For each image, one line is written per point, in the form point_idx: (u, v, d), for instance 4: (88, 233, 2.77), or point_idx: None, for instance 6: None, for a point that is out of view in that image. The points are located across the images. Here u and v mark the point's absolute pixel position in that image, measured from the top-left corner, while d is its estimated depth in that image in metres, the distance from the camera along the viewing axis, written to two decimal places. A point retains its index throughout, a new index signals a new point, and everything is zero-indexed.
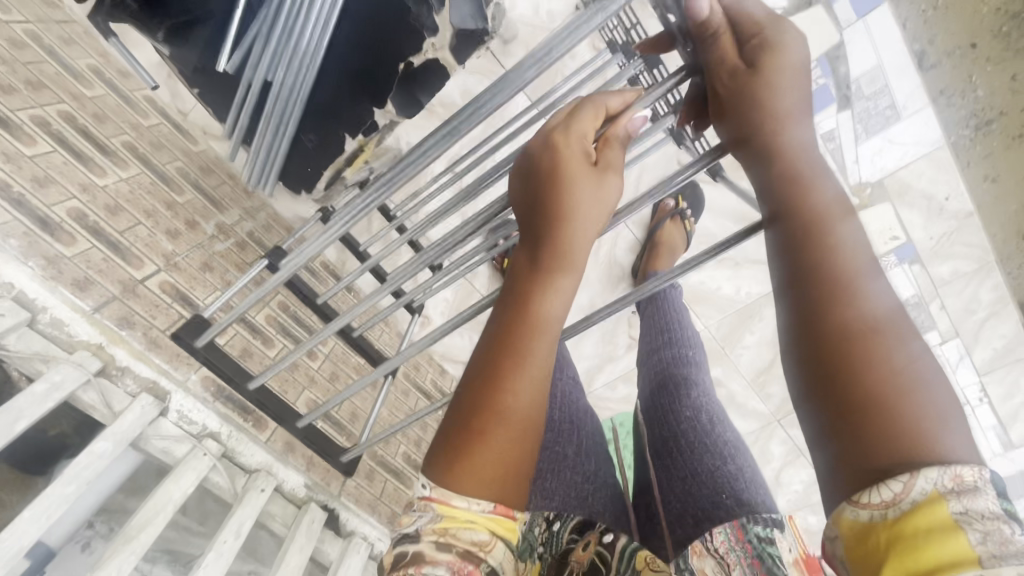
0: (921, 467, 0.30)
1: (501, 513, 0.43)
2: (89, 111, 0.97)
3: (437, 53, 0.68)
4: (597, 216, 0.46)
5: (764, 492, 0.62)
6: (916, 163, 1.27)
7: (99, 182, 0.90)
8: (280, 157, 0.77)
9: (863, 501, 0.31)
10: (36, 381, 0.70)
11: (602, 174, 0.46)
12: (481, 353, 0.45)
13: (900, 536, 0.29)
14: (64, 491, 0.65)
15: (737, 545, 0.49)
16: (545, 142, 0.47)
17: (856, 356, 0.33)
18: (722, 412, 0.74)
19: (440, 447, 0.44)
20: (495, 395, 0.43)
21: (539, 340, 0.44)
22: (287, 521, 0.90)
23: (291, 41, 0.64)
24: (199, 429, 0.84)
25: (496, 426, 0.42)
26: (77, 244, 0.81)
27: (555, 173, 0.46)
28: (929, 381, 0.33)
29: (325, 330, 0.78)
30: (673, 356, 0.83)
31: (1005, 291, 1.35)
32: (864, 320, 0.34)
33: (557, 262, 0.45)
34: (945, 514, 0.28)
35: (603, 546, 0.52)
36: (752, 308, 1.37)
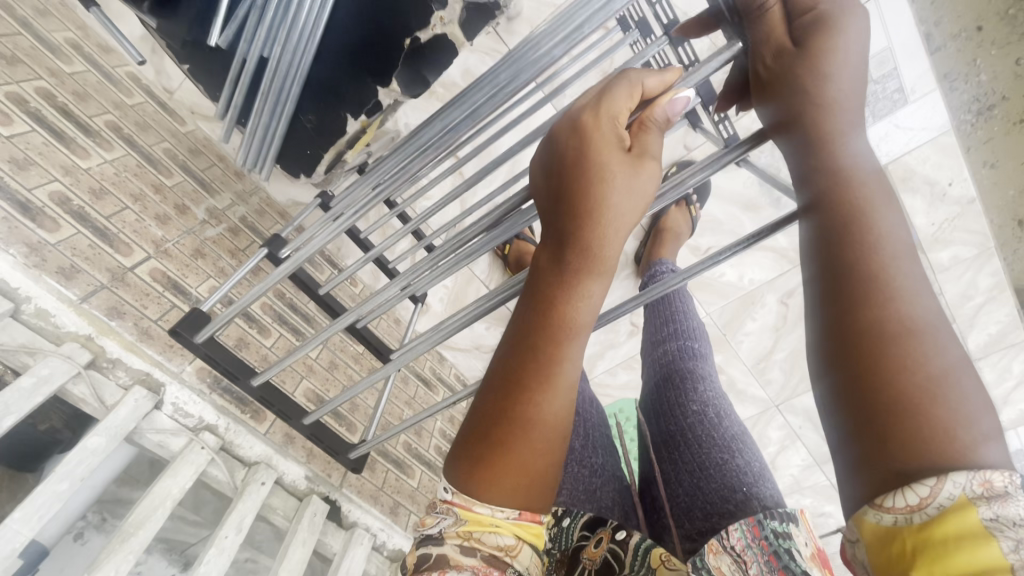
0: (950, 470, 0.27)
1: (527, 519, 0.41)
2: (69, 88, 0.92)
3: (446, 28, 0.63)
4: (632, 212, 0.43)
5: (770, 482, 0.61)
6: (920, 149, 1.24)
7: (83, 164, 0.86)
8: (277, 139, 0.72)
9: (886, 505, 0.28)
10: (22, 374, 0.66)
11: (638, 164, 0.44)
12: (505, 354, 0.44)
13: (927, 543, 0.27)
14: (57, 488, 0.63)
15: (754, 542, 0.47)
16: (575, 125, 0.45)
17: (891, 355, 0.30)
18: (730, 405, 0.72)
19: (461, 451, 0.42)
20: (524, 400, 0.41)
21: (568, 343, 0.42)
22: (288, 514, 0.88)
23: (289, 11, 0.60)
24: (195, 422, 0.81)
25: (518, 432, 0.40)
26: (61, 230, 0.77)
27: (586, 160, 0.43)
28: (968, 389, 0.29)
29: (331, 326, 0.75)
30: (678, 348, 0.82)
31: (1003, 278, 1.33)
32: (902, 319, 0.31)
33: (588, 263, 0.43)
34: (975, 520, 0.26)
35: (616, 544, 0.50)
36: (755, 294, 1.35)
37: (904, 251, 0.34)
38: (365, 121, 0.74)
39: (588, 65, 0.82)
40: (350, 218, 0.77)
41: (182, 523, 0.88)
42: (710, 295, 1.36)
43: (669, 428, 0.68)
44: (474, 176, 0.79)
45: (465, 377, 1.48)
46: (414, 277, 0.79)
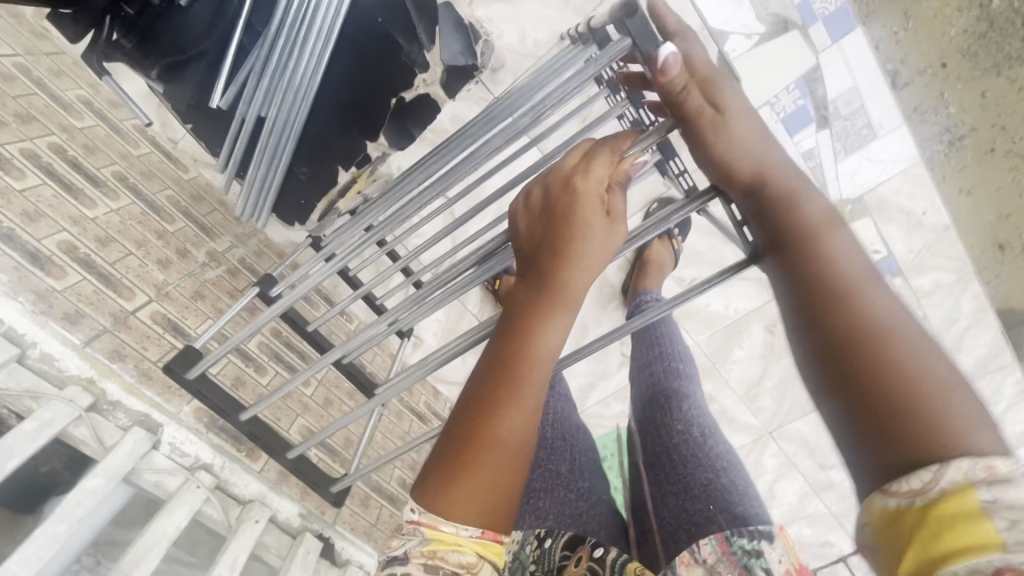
0: (950, 459, 0.30)
1: (489, 538, 0.47)
2: (79, 142, 0.97)
3: (428, 88, 0.71)
4: (598, 255, 0.48)
5: (756, 503, 0.61)
6: (892, 180, 1.30)
7: (90, 213, 0.90)
8: (274, 189, 0.76)
9: (894, 489, 0.31)
10: (25, 418, 0.69)
11: (611, 224, 0.49)
12: (476, 380, 0.46)
13: (928, 520, 0.29)
14: (55, 530, 0.64)
15: (724, 556, 0.50)
16: (567, 181, 0.50)
17: (874, 345, 0.34)
18: (714, 426, 0.74)
19: (432, 473, 0.45)
20: (492, 422, 0.44)
21: (537, 372, 0.46)
22: (282, 552, 0.89)
23: (284, 77, 0.65)
24: (191, 461, 0.83)
25: (488, 455, 0.43)
26: (67, 277, 0.81)
27: (570, 213, 0.48)
28: (947, 379, 0.33)
29: (323, 359, 0.78)
30: (665, 369, 0.83)
31: (983, 300, 1.36)
32: (873, 314, 0.36)
33: (558, 298, 0.46)
34: (973, 501, 0.28)
35: (594, 561, 0.51)
36: (741, 323, 1.39)
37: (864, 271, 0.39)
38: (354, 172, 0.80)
39: (567, 115, 0.87)
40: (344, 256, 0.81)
41: (176, 564, 0.88)
42: (697, 325, 1.39)
43: (656, 450, 0.69)
44: (466, 215, 0.82)
45: None
46: (404, 314, 0.82)
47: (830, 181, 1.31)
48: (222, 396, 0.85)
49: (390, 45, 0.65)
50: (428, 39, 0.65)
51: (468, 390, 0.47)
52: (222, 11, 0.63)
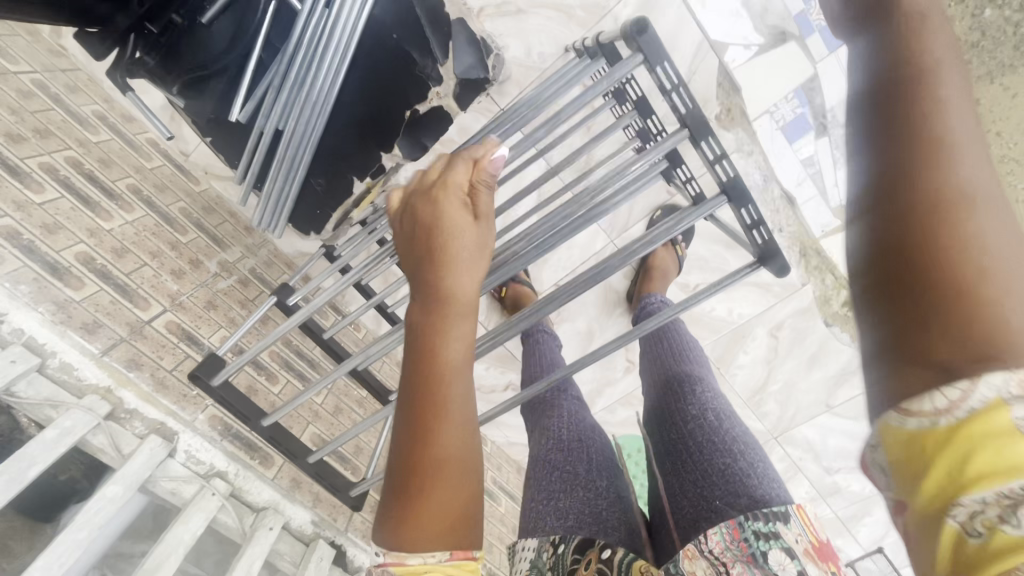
0: (986, 374, 0.25)
1: (460, 557, 0.46)
2: (95, 156, 0.99)
3: (441, 100, 0.74)
4: (473, 262, 0.52)
5: (778, 483, 0.58)
6: None
7: (106, 226, 0.92)
8: (291, 201, 0.76)
9: (912, 409, 0.27)
10: (46, 427, 0.70)
11: (478, 226, 0.53)
12: (401, 412, 0.49)
13: (953, 440, 0.26)
14: (77, 536, 0.65)
15: (732, 545, 0.49)
16: (429, 193, 0.55)
17: (945, 258, 0.28)
18: (731, 408, 0.71)
19: (388, 523, 0.47)
20: (423, 447, 0.47)
21: (451, 382, 0.48)
22: (295, 560, 0.87)
23: (302, 91, 0.67)
24: (207, 469, 0.84)
25: (430, 474, 0.46)
26: (85, 287, 0.83)
27: (439, 224, 0.53)
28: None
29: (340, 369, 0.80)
30: (676, 360, 0.81)
31: None
32: (961, 228, 0.28)
33: (449, 310, 0.50)
34: (1006, 419, 0.24)
35: (603, 563, 0.52)
36: (745, 329, 1.39)
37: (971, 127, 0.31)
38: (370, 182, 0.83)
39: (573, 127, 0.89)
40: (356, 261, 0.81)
41: None
42: (701, 331, 1.40)
43: (670, 439, 0.67)
44: None
45: None
46: None
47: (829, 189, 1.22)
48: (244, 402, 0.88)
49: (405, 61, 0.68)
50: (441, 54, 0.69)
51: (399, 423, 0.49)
52: (243, 30, 0.66)
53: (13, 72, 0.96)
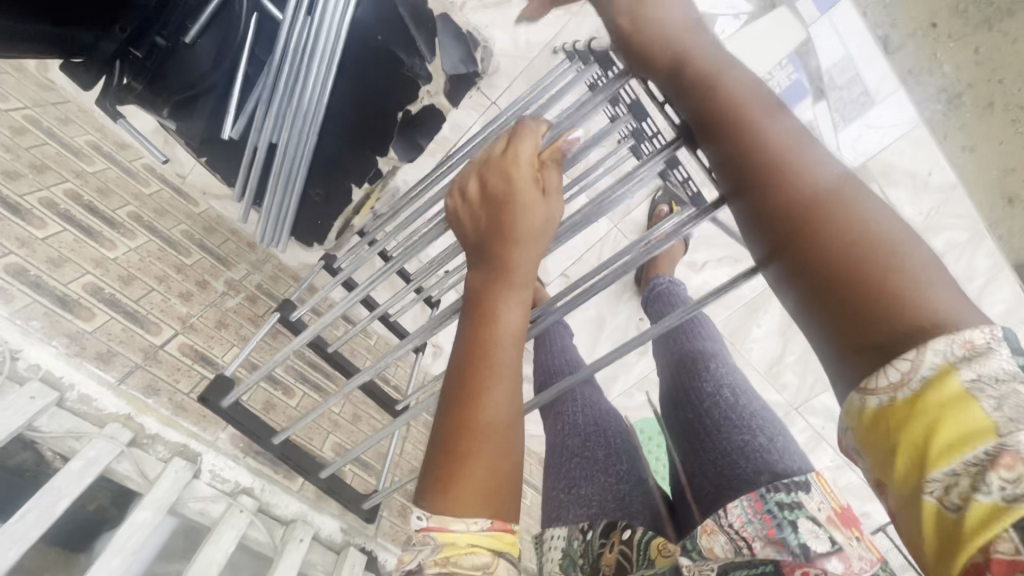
0: (930, 341, 0.28)
1: (499, 528, 0.46)
2: (92, 186, 0.99)
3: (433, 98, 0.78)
4: (538, 234, 0.51)
5: (800, 456, 0.56)
6: (897, 144, 1.27)
7: (110, 255, 0.93)
8: (291, 214, 0.75)
9: (870, 387, 0.29)
10: (71, 458, 0.71)
11: (546, 199, 0.52)
12: (451, 375, 0.49)
13: (915, 413, 0.27)
14: (110, 563, 0.66)
15: (755, 517, 0.46)
16: (498, 163, 0.54)
17: (819, 222, 0.33)
18: (748, 386, 0.69)
19: (428, 484, 0.47)
20: (472, 411, 0.46)
21: (500, 356, 0.48)
22: (328, 568, 0.89)
23: (291, 105, 0.66)
24: (232, 487, 0.85)
25: (478, 444, 0.46)
26: (95, 318, 0.83)
27: (506, 195, 0.52)
28: (915, 252, 0.31)
29: (348, 385, 0.78)
30: (687, 338, 0.79)
31: (999, 257, 1.33)
32: (818, 194, 0.34)
33: (503, 282, 0.50)
34: (956, 384, 0.26)
35: (625, 544, 0.53)
36: (760, 299, 1.38)
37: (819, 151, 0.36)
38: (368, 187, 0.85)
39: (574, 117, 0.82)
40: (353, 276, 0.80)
41: None
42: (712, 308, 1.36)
43: (687, 419, 0.65)
44: None
45: None
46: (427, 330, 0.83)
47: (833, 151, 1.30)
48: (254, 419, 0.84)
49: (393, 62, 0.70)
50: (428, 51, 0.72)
51: (448, 387, 0.49)
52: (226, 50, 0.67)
53: (5, 109, 0.96)
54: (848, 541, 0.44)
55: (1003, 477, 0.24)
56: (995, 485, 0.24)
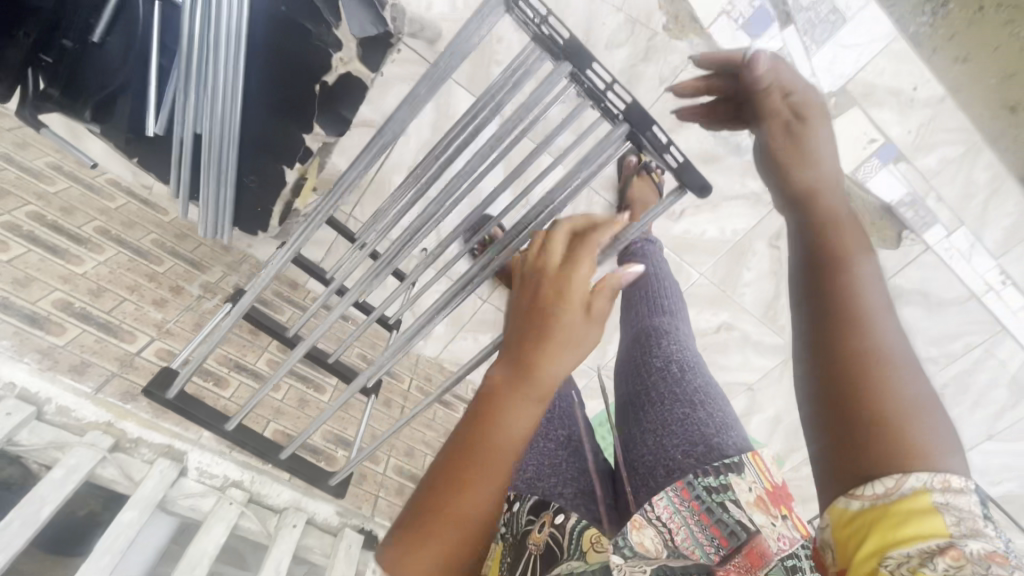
0: (914, 469, 0.31)
1: None
2: (56, 206, 1.00)
3: (347, 66, 0.81)
4: (573, 355, 0.45)
5: (737, 431, 0.58)
6: (876, 62, 1.12)
7: (78, 270, 0.94)
8: (229, 203, 0.77)
9: (857, 493, 0.32)
10: (53, 467, 0.73)
11: (590, 321, 0.46)
12: (445, 451, 0.44)
13: (885, 516, 0.30)
14: (99, 564, 0.67)
15: (683, 506, 0.50)
16: (549, 271, 0.47)
17: (865, 380, 0.35)
18: (699, 359, 0.69)
19: (397, 534, 0.43)
20: (456, 498, 0.42)
21: (502, 458, 0.43)
22: (326, 550, 0.90)
23: (207, 92, 0.65)
24: (221, 481, 0.86)
25: (449, 525, 0.41)
26: (67, 332, 0.85)
27: (555, 301, 0.45)
28: (931, 412, 0.34)
29: (288, 361, 0.76)
30: (647, 312, 0.79)
31: (999, 167, 1.23)
32: (873, 350, 0.36)
33: (527, 384, 0.44)
34: (926, 501, 0.30)
35: (555, 527, 0.52)
36: (743, 245, 1.30)
37: (882, 292, 0.39)
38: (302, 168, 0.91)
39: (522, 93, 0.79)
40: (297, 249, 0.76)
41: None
42: (698, 257, 1.32)
43: (635, 389, 0.67)
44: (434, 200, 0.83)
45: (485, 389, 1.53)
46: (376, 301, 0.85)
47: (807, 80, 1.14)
48: (205, 408, 0.85)
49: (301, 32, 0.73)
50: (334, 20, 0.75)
51: (440, 460, 0.44)
52: (131, 47, 0.67)
53: None
54: (768, 522, 0.49)
55: (948, 562, 0.27)
56: (942, 565, 0.27)
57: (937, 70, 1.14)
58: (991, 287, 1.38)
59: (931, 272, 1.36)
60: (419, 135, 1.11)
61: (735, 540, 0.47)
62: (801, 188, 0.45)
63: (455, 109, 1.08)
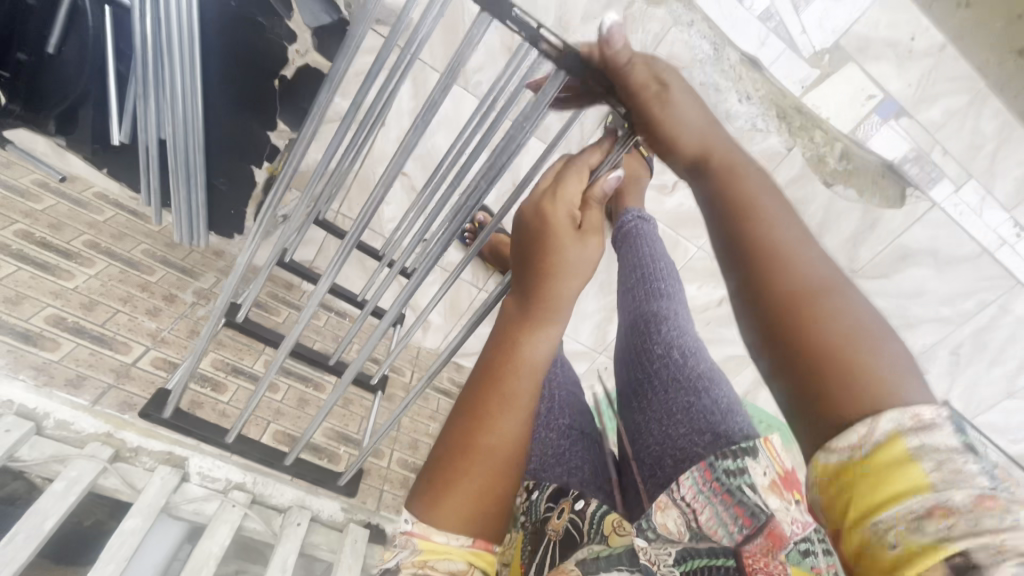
0: (884, 410, 0.26)
1: (481, 546, 0.40)
2: (44, 223, 1.01)
3: (304, 58, 0.86)
4: (582, 274, 0.49)
5: (742, 417, 0.53)
6: (869, 13, 1.07)
7: (69, 285, 0.94)
8: (199, 206, 0.78)
9: None
10: (55, 480, 0.74)
11: (586, 238, 0.49)
12: (474, 379, 0.46)
13: None
14: (104, 571, 0.68)
15: (705, 487, 0.44)
16: (536, 207, 0.50)
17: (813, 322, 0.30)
18: (700, 344, 0.64)
19: (423, 487, 0.42)
20: (483, 429, 0.43)
21: (523, 379, 0.46)
22: (332, 546, 0.91)
23: (166, 93, 0.64)
24: (224, 484, 0.87)
25: (479, 458, 0.42)
26: (61, 347, 0.86)
27: (545, 228, 0.49)
28: (885, 336, 0.30)
29: (276, 360, 0.74)
30: (646, 297, 0.74)
31: (1008, 115, 1.18)
32: (808, 289, 0.32)
33: (542, 311, 0.48)
34: None
35: (575, 514, 0.50)
36: None
37: (801, 229, 0.36)
38: (269, 166, 0.97)
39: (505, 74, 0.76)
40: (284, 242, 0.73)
41: None
42: (695, 230, 1.28)
43: (636, 378, 0.62)
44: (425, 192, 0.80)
45: None
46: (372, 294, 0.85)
47: (797, 37, 1.09)
48: (205, 423, 0.85)
49: (255, 27, 0.80)
50: (285, 12, 0.81)
51: (466, 392, 0.46)
52: (86, 56, 0.74)
53: None
54: (784, 505, 0.42)
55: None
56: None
57: (943, 16, 1.09)
58: (1005, 241, 1.32)
59: (939, 229, 1.31)
60: (398, 124, 1.09)
61: (757, 521, 0.41)
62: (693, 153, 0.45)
63: (432, 95, 1.06)
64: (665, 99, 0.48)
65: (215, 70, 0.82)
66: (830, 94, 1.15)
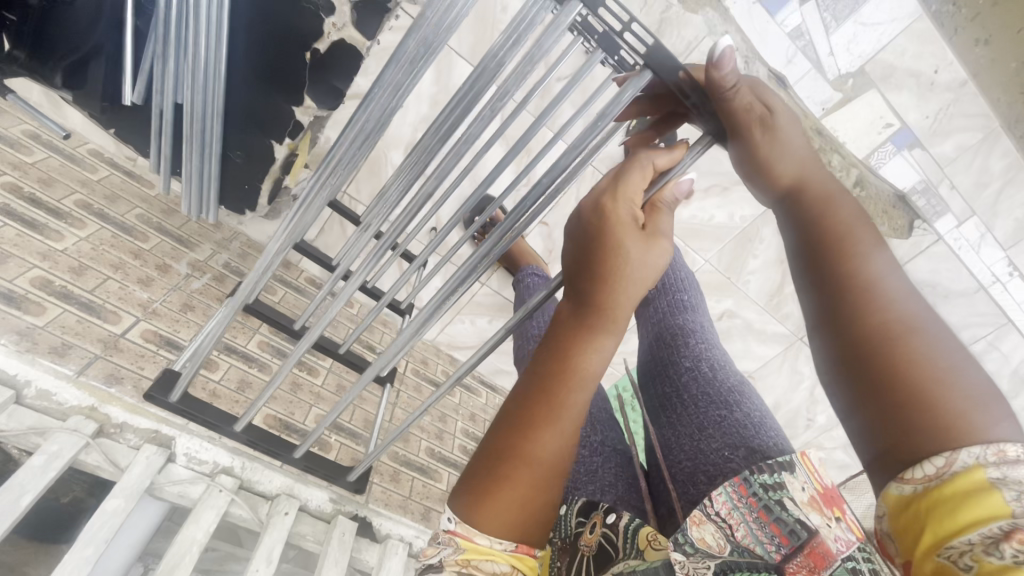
0: (962, 444, 0.28)
1: (524, 551, 0.41)
2: (34, 177, 0.95)
3: (341, 33, 0.82)
4: (644, 283, 0.46)
5: (776, 430, 0.52)
6: (896, 42, 1.06)
7: (58, 246, 0.89)
8: (212, 178, 0.74)
9: (906, 476, 0.30)
10: (34, 454, 0.69)
11: (651, 242, 0.46)
12: (523, 384, 0.45)
13: (938, 501, 0.28)
14: (83, 553, 0.64)
15: (741, 503, 0.43)
16: (597, 204, 0.48)
17: (897, 352, 0.32)
18: (728, 359, 0.64)
19: (467, 483, 0.43)
20: (528, 436, 0.42)
21: (575, 391, 0.44)
22: (319, 538, 0.88)
23: (188, 56, 0.60)
24: (211, 467, 0.83)
25: (526, 469, 0.41)
26: (47, 311, 0.81)
27: (605, 230, 0.46)
28: (976, 373, 0.31)
29: (294, 351, 0.72)
30: (669, 308, 0.73)
31: (1016, 156, 1.19)
32: (895, 320, 0.33)
33: (601, 320, 0.45)
34: (980, 477, 0.27)
35: (608, 527, 0.49)
36: (750, 231, 1.26)
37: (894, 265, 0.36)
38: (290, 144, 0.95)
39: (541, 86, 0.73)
40: (300, 229, 0.69)
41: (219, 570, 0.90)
42: (704, 242, 1.28)
43: (663, 392, 0.62)
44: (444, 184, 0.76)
45: (480, 373, 1.51)
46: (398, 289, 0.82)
47: (824, 58, 1.08)
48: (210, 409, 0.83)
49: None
50: None
51: (512, 394, 0.45)
52: (103, 5, 0.73)
53: None
54: (825, 523, 0.42)
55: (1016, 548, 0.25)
56: (1009, 552, 0.25)
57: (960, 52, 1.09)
58: (998, 278, 1.35)
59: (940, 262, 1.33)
60: (417, 109, 1.05)
61: (796, 538, 0.41)
62: (787, 183, 0.43)
63: (454, 81, 1.02)
64: (773, 130, 0.45)
65: (242, 36, 0.78)
66: (850, 119, 1.14)
